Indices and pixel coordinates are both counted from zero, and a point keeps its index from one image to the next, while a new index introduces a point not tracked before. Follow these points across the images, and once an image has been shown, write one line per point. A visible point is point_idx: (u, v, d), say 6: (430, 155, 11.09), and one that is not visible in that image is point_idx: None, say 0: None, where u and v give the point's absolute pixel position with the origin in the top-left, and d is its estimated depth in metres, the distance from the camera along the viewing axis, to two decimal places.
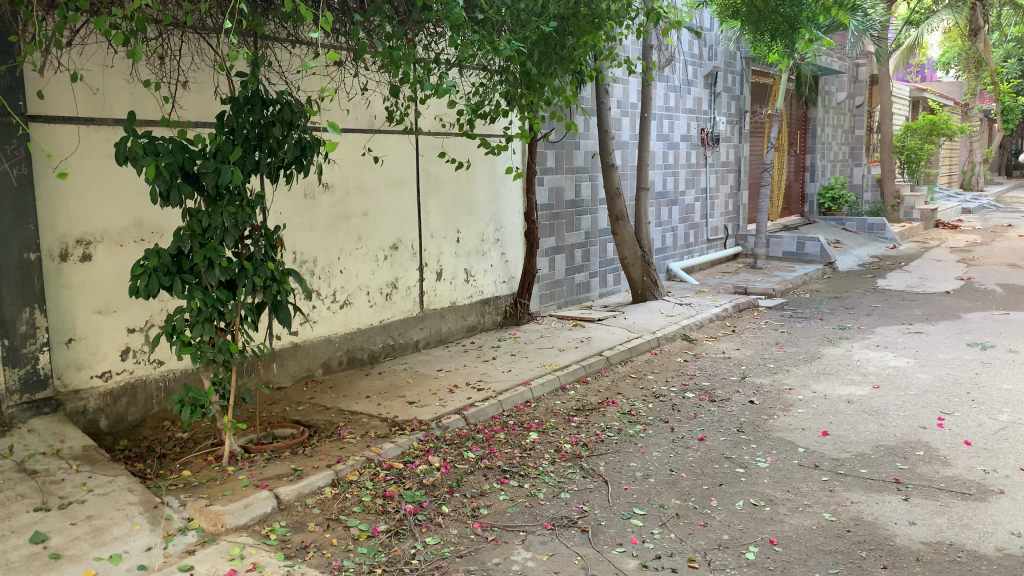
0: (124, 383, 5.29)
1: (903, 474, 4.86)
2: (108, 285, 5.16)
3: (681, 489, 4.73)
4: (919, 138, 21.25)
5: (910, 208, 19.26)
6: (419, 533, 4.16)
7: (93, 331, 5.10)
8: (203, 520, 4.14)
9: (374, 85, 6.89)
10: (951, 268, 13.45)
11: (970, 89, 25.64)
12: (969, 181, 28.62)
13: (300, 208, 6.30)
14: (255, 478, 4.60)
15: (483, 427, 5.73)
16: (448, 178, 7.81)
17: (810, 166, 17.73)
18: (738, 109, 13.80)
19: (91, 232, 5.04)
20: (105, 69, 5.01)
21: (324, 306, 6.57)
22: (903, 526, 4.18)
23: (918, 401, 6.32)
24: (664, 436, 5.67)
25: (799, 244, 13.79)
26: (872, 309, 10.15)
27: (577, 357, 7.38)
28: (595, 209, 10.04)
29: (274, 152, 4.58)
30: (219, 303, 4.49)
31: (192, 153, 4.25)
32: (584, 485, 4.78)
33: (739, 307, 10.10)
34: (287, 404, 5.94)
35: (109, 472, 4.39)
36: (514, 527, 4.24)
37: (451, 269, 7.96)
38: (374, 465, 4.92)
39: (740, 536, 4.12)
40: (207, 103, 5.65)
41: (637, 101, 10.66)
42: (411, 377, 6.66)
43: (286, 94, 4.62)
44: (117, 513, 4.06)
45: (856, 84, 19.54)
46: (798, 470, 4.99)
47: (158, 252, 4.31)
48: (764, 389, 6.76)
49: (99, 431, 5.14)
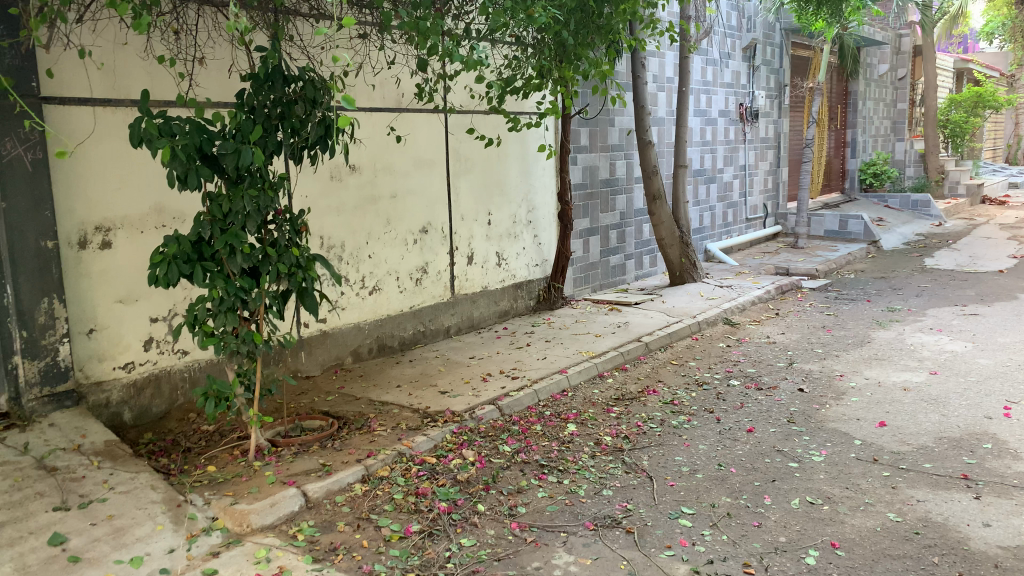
0: (148, 374, 5.12)
1: (971, 470, 4.52)
2: (129, 272, 4.97)
3: (732, 485, 4.44)
4: (964, 111, 20.47)
5: (956, 182, 18.57)
6: (453, 534, 3.93)
7: (114, 321, 4.92)
8: (228, 520, 3.95)
9: (401, 60, 6.61)
10: (1003, 245, 12.85)
11: (1016, 60, 24.62)
12: (1014, 155, 27.64)
13: (327, 190, 6.07)
14: (282, 475, 4.39)
15: (518, 418, 5.48)
16: (479, 157, 7.52)
17: (851, 141, 17.11)
18: (777, 83, 13.30)
19: (111, 217, 4.86)
20: (119, 46, 4.80)
21: (352, 291, 6.35)
22: (977, 527, 3.86)
23: (980, 388, 5.95)
24: (710, 427, 5.37)
25: (842, 222, 13.31)
26: (921, 290, 9.70)
27: (614, 344, 7.07)
28: (630, 188, 9.70)
29: (297, 132, 4.33)
30: (242, 291, 4.27)
31: (211, 134, 4.02)
32: (628, 482, 4.52)
33: (781, 289, 9.71)
34: (315, 394, 5.73)
35: (132, 468, 4.22)
36: (554, 527, 3.99)
37: (482, 253, 7.69)
38: (406, 459, 4.70)
39: (799, 538, 3.83)
40: (227, 81, 5.43)
41: (674, 75, 10.30)
42: (443, 365, 6.42)
43: (310, 70, 4.37)
44: (139, 512, 3.88)
45: (899, 56, 18.82)
46: (856, 465, 4.67)
47: (178, 239, 4.10)
48: (814, 376, 6.42)
49: (123, 424, 4.98)
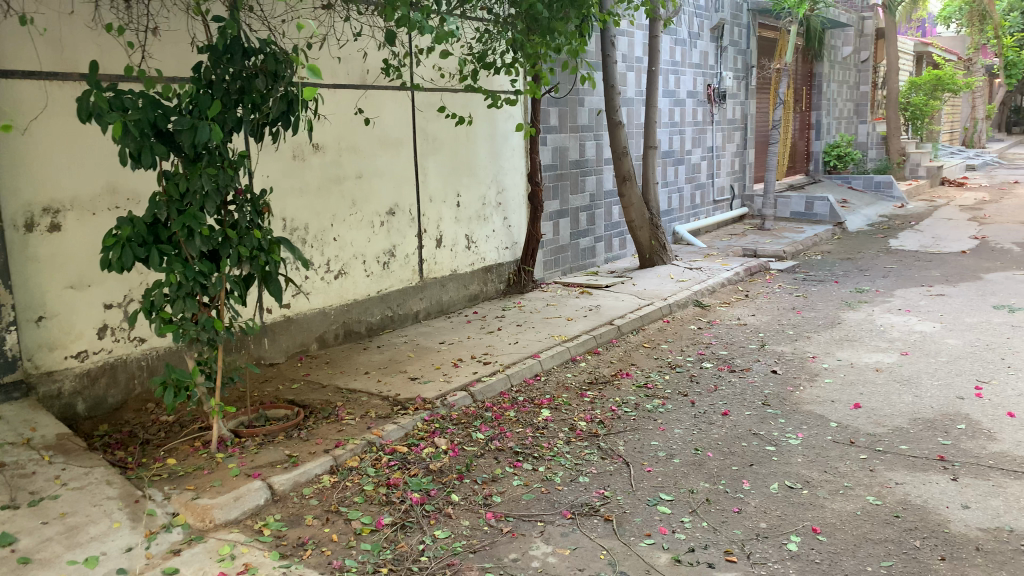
0: (102, 363, 4.88)
1: (947, 451, 4.51)
2: (81, 256, 4.71)
3: (709, 470, 4.37)
4: (925, 94, 20.68)
5: (916, 165, 18.74)
6: (427, 526, 3.79)
7: (66, 308, 4.67)
8: (190, 515, 3.77)
9: (367, 34, 6.40)
10: (964, 227, 13.01)
11: (973, 43, 24.94)
12: (971, 138, 28.19)
13: (289, 170, 5.84)
14: (246, 467, 4.21)
15: (491, 404, 5.35)
16: (448, 137, 7.34)
17: (815, 123, 17.23)
18: (744, 64, 13.27)
19: (60, 199, 4.59)
20: (65, 16, 4.51)
21: (317, 276, 6.15)
22: (956, 510, 3.83)
23: (951, 368, 5.96)
24: (685, 411, 5.30)
25: (807, 204, 13.38)
26: (887, 271, 9.76)
27: (586, 327, 6.97)
28: (600, 169, 9.58)
29: (257, 108, 4.11)
30: (201, 276, 4.07)
31: (166, 109, 3.79)
32: (604, 468, 4.42)
33: (750, 271, 9.71)
34: (280, 382, 5.53)
35: (86, 463, 4.00)
36: (530, 517, 3.88)
37: (451, 236, 7.52)
38: (376, 449, 4.54)
39: (779, 523, 3.76)
40: (184, 54, 5.15)
41: (643, 55, 10.20)
42: (413, 351, 6.25)
43: (271, 43, 4.15)
44: (95, 509, 3.67)
45: (862, 38, 18.94)
46: (833, 447, 4.62)
47: (132, 221, 3.88)
48: (786, 358, 6.39)
49: (76, 415, 4.73)
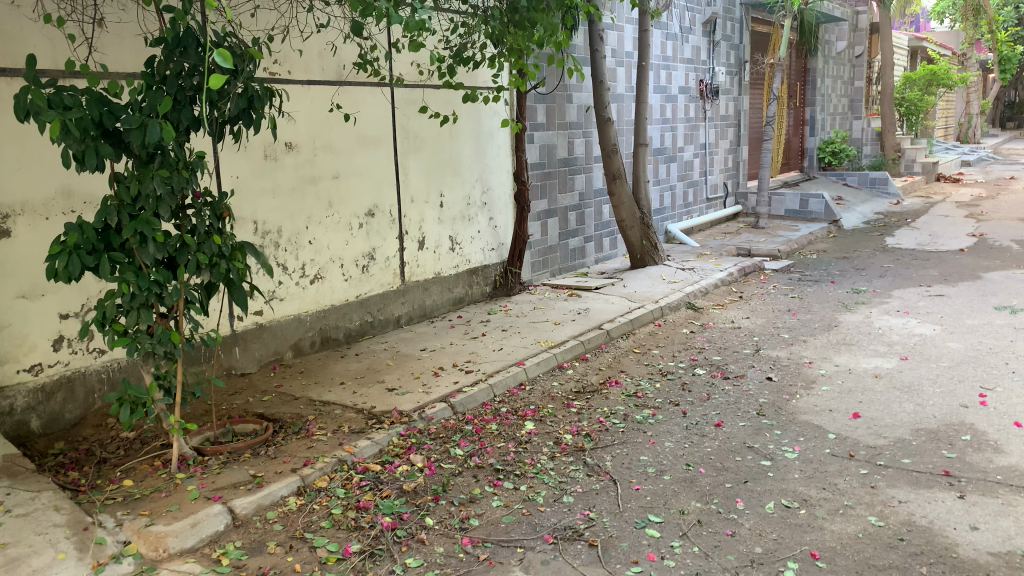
0: (58, 377, 4.60)
1: (952, 465, 4.26)
2: (32, 263, 4.43)
3: (701, 488, 4.11)
4: (919, 89, 20.47)
5: (911, 161, 18.51)
6: (398, 554, 3.53)
7: (18, 319, 4.40)
8: (143, 544, 3.50)
9: (338, 27, 6.12)
10: (962, 224, 12.79)
11: (968, 38, 24.75)
12: (965, 134, 28.03)
13: (260, 170, 5.56)
14: (207, 489, 3.94)
15: (472, 417, 5.08)
16: (429, 135, 7.07)
17: (809, 119, 17.00)
18: (737, 59, 13.02)
19: (9, 202, 4.32)
20: (6, 7, 4.23)
21: (291, 280, 5.88)
22: (964, 531, 3.58)
23: (953, 373, 5.72)
24: (676, 422, 5.04)
25: (802, 202, 13.15)
26: (885, 270, 9.51)
27: (575, 333, 6.70)
28: (589, 167, 9.32)
29: (214, 105, 3.82)
30: (156, 286, 3.79)
31: (114, 106, 3.51)
32: (589, 486, 4.16)
33: (744, 271, 9.45)
34: (250, 394, 5.26)
35: (32, 487, 3.72)
36: (510, 542, 3.62)
37: (435, 237, 7.25)
38: (347, 468, 4.28)
39: (776, 548, 3.51)
40: (137, 47, 4.88)
41: (634, 49, 9.94)
42: (393, 359, 5.99)
43: (228, 35, 3.87)
44: (38, 538, 3.38)
45: (857, 33, 18.73)
46: (831, 462, 4.38)
47: (80, 227, 3.60)
48: (782, 363, 6.14)
49: (30, 433, 4.45)
